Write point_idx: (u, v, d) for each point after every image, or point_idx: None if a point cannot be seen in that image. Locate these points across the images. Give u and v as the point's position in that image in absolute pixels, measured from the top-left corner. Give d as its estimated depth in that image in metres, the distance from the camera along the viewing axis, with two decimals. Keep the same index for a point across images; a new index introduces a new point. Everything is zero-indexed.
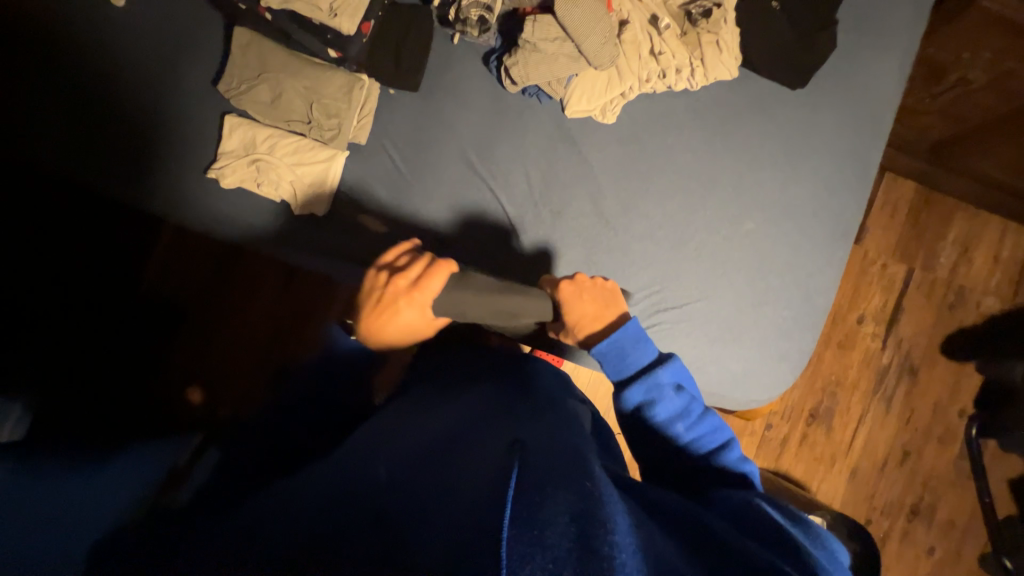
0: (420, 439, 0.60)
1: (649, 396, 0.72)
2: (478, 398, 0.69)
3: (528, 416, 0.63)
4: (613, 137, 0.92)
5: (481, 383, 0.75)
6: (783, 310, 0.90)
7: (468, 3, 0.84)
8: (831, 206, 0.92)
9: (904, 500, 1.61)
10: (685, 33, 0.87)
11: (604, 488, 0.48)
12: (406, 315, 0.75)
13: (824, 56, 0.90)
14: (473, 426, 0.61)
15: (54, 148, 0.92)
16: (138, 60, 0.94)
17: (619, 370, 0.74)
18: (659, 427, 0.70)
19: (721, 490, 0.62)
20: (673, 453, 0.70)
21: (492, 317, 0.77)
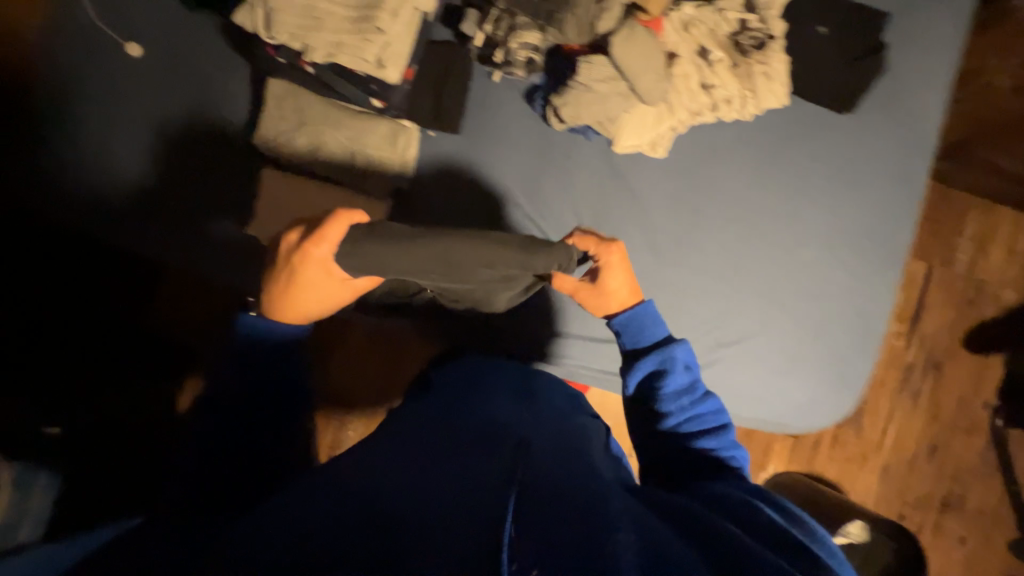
0: (438, 438, 0.59)
1: (661, 367, 0.71)
2: (474, 406, 0.66)
3: (529, 422, 0.63)
4: (663, 170, 0.91)
5: (480, 391, 0.71)
6: (844, 338, 0.89)
7: (517, 46, 0.82)
8: (883, 230, 0.91)
9: (935, 493, 1.64)
10: (735, 65, 0.85)
11: (607, 500, 0.49)
12: (311, 274, 0.63)
13: (872, 78, 0.89)
14: (483, 436, 0.58)
15: (90, 212, 0.89)
16: (169, 116, 0.91)
17: (636, 341, 0.74)
18: (665, 402, 0.69)
19: (715, 484, 0.58)
20: (673, 434, 0.68)
21: (432, 269, 0.64)
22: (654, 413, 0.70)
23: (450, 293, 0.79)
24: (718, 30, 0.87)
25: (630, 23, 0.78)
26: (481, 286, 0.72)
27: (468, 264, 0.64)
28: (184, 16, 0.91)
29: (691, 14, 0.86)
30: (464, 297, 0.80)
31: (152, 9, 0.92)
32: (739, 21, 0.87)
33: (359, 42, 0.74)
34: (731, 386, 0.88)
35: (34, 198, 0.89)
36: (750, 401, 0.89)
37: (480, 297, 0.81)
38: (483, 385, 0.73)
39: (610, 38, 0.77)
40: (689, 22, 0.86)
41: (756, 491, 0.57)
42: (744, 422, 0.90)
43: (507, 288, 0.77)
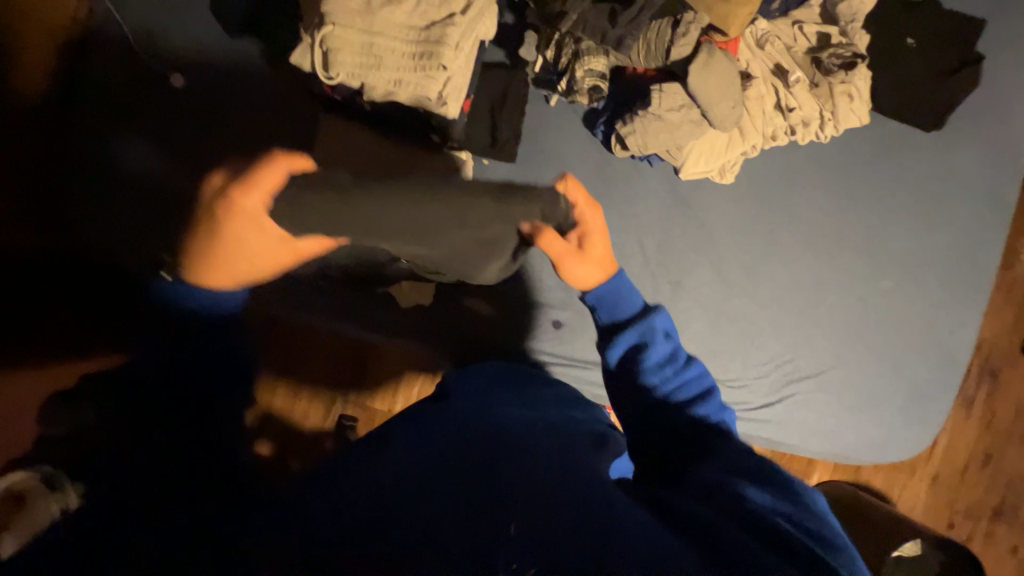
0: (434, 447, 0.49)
1: (642, 339, 0.65)
2: (465, 414, 0.58)
3: (506, 412, 0.58)
4: (731, 197, 0.86)
5: (487, 401, 0.63)
6: (923, 370, 0.86)
7: (582, 73, 0.77)
8: (968, 255, 0.86)
9: (988, 504, 1.56)
10: (816, 84, 0.79)
11: (581, 482, 0.44)
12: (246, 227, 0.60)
13: (964, 92, 0.82)
14: (467, 441, 0.50)
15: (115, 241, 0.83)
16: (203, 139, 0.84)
17: (613, 314, 0.67)
18: (647, 375, 0.62)
19: (705, 470, 0.50)
20: (656, 411, 0.59)
21: (384, 222, 0.56)
22: (634, 386, 0.62)
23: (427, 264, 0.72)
24: (795, 47, 0.81)
25: (705, 48, 0.73)
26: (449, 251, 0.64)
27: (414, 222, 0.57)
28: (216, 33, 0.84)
29: (766, 29, 0.80)
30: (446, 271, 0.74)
31: (178, 22, 0.84)
32: (820, 35, 0.80)
33: (421, 79, 0.70)
34: (803, 421, 0.85)
35: (65, 227, 0.83)
36: (822, 436, 0.86)
37: (462, 272, 0.74)
38: (482, 390, 0.67)
39: (686, 66, 0.73)
40: (766, 38, 0.80)
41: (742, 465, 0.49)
42: (815, 456, 0.88)
43: (487, 257, 0.70)
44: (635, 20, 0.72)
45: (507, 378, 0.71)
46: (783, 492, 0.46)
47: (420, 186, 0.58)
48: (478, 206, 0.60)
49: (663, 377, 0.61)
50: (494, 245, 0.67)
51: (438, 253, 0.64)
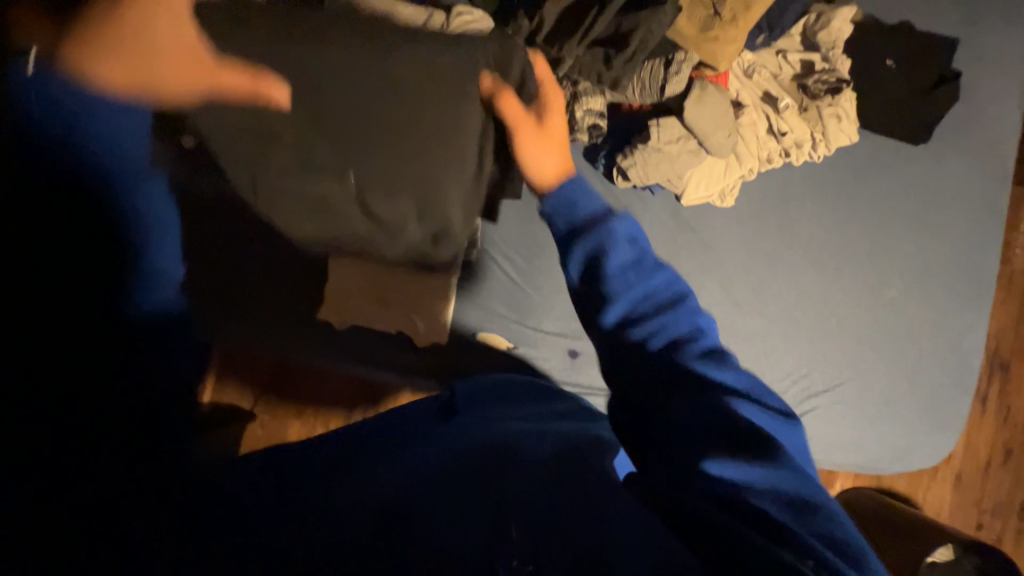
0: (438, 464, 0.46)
1: (600, 245, 0.55)
2: (473, 429, 0.53)
3: (508, 423, 0.55)
4: (733, 218, 0.89)
5: (511, 418, 0.56)
6: (938, 376, 0.87)
7: (581, 112, 0.79)
8: (968, 260, 0.88)
9: (1014, 499, 1.55)
10: (805, 109, 0.83)
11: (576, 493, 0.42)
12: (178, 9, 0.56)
13: (946, 107, 0.86)
14: (466, 456, 0.46)
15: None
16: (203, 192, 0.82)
17: (570, 221, 0.58)
18: (610, 282, 0.54)
19: (685, 415, 0.47)
20: (618, 329, 0.53)
21: (329, 61, 0.61)
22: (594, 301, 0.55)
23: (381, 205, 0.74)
24: (781, 74, 0.85)
25: (697, 83, 0.78)
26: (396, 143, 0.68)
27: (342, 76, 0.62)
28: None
29: (752, 60, 0.84)
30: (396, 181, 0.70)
31: None
32: (803, 63, 0.85)
33: None
34: (824, 434, 0.86)
35: None
36: (846, 448, 0.87)
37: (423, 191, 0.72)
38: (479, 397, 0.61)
39: (682, 101, 0.77)
40: (752, 67, 0.84)
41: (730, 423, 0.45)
42: (839, 468, 0.88)
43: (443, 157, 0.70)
44: (630, 63, 0.75)
45: (520, 397, 0.64)
46: (764, 450, 0.44)
47: (391, 43, 0.62)
48: (424, 55, 0.63)
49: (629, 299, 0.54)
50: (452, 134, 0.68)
51: (384, 97, 0.65)
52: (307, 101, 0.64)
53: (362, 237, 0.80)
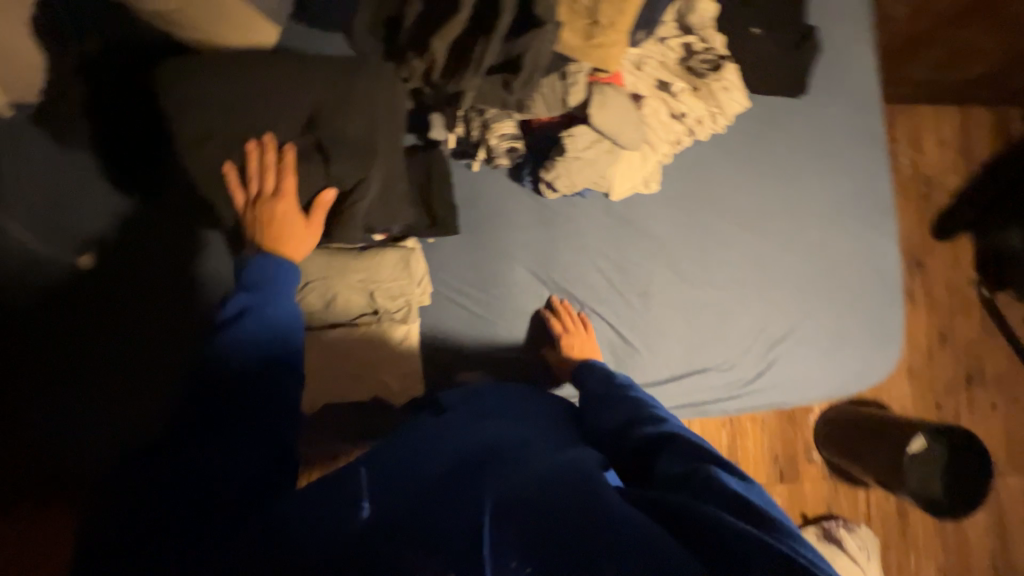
0: (452, 471, 0.53)
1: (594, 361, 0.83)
2: (474, 433, 0.61)
3: (491, 422, 0.65)
4: (663, 201, 0.93)
5: (504, 420, 0.66)
6: (874, 297, 0.95)
7: (497, 139, 0.83)
8: (868, 188, 0.98)
9: (959, 373, 1.80)
10: (696, 88, 0.89)
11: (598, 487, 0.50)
12: (292, 184, 0.67)
13: (812, 60, 0.95)
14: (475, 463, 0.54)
15: (97, 436, 0.80)
16: (140, 309, 0.82)
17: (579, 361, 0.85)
18: (610, 377, 0.79)
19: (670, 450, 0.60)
20: (617, 420, 0.69)
21: (274, 71, 0.68)
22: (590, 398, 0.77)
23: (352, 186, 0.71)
24: (667, 61, 0.90)
25: (595, 88, 0.80)
26: (349, 113, 0.70)
27: (283, 76, 0.68)
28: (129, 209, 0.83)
29: (638, 53, 0.89)
30: (331, 174, 0.69)
31: (66, 204, 0.80)
32: (683, 46, 0.90)
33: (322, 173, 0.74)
34: (791, 375, 0.93)
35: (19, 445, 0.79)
36: (814, 382, 0.94)
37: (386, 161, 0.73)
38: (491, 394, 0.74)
39: (586, 108, 0.79)
40: (639, 61, 0.89)
41: (706, 454, 0.57)
42: (814, 401, 0.95)
43: (380, 117, 0.71)
44: (529, 83, 0.76)
45: (495, 393, 0.75)
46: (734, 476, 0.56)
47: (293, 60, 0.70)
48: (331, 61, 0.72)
49: (618, 387, 0.75)
50: (380, 111, 0.71)
51: (317, 84, 0.69)
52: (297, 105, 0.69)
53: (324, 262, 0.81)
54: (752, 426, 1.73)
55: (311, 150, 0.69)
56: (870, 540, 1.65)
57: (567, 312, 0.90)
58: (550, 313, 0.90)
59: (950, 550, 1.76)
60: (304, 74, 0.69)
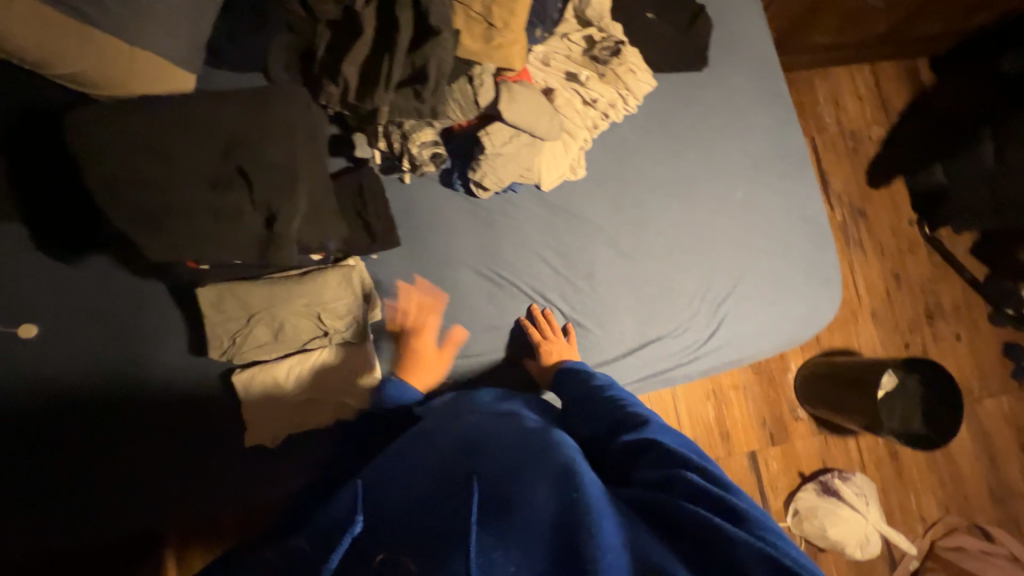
0: (436, 479, 0.59)
1: (577, 366, 0.85)
2: (458, 434, 0.68)
3: (468, 421, 0.72)
4: (592, 184, 0.97)
5: (479, 416, 0.73)
6: (807, 243, 1.00)
7: (417, 147, 0.85)
8: (783, 144, 1.03)
9: (920, 310, 1.87)
10: (602, 74, 0.94)
11: (581, 478, 0.54)
12: (434, 321, 0.90)
13: (707, 34, 1.01)
14: (454, 463, 0.61)
15: (64, 502, 0.80)
16: (88, 368, 0.82)
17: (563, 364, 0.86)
18: (594, 378, 0.81)
19: (649, 447, 0.62)
20: (595, 429, 0.72)
21: (183, 109, 0.68)
22: (569, 410, 0.79)
23: (281, 215, 0.69)
24: (573, 53, 0.95)
25: (503, 87, 0.83)
26: (268, 142, 0.69)
27: (193, 113, 0.68)
28: (64, 272, 0.83)
29: (544, 50, 0.94)
30: (258, 201, 0.68)
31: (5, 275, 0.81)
32: (585, 38, 0.95)
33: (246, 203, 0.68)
34: (741, 330, 0.96)
35: None
36: (764, 333, 0.97)
37: (312, 187, 0.75)
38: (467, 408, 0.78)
39: (497, 107, 0.82)
40: (546, 56, 0.93)
41: (678, 453, 0.60)
42: (768, 352, 0.99)
43: (301, 144, 0.73)
44: (438, 90, 0.79)
45: (476, 398, 0.82)
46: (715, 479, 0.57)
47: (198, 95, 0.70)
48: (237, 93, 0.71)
49: (592, 395, 0.78)
50: (299, 134, 0.72)
51: (231, 119, 0.69)
52: (213, 140, 0.68)
53: (269, 292, 0.82)
54: (736, 393, 1.76)
55: (233, 179, 0.67)
56: (866, 486, 1.67)
57: (545, 322, 0.91)
58: (525, 322, 0.92)
59: (946, 485, 1.79)
60: (213, 110, 0.69)
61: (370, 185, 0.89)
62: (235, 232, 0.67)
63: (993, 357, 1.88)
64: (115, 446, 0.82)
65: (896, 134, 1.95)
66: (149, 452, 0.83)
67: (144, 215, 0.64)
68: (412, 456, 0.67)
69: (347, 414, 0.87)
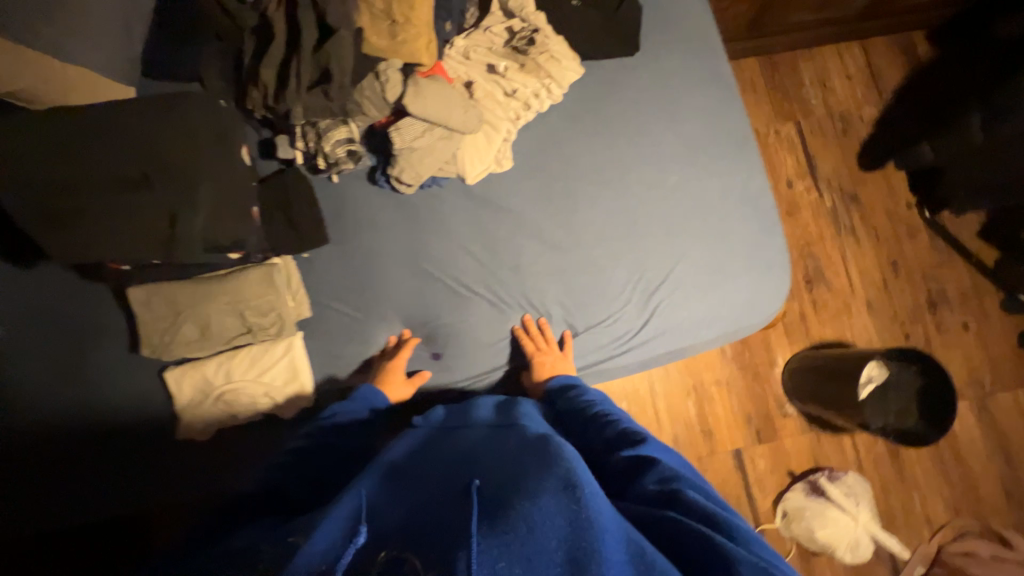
0: (436, 486, 0.56)
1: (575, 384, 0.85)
2: (461, 446, 0.66)
3: (470, 435, 0.69)
4: (519, 176, 0.96)
5: (481, 430, 0.71)
6: (748, 228, 0.95)
7: (332, 146, 0.86)
8: (721, 126, 0.99)
9: (921, 299, 1.76)
10: (523, 64, 0.93)
11: (586, 489, 0.51)
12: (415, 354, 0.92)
13: (636, 17, 0.99)
14: (461, 470, 0.57)
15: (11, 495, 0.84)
16: (32, 368, 0.87)
17: (561, 382, 0.85)
18: (593, 396, 0.81)
19: (654, 466, 0.62)
20: (585, 446, 0.72)
21: (96, 117, 0.71)
22: (561, 429, 0.79)
23: (187, 216, 0.73)
24: (494, 46, 0.95)
25: (412, 81, 0.83)
26: (176, 146, 0.73)
27: (98, 121, 0.71)
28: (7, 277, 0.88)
29: (465, 44, 0.94)
30: (161, 203, 0.72)
31: None
32: (507, 30, 0.95)
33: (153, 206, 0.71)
34: (677, 320, 0.92)
35: None
36: (704, 322, 0.92)
37: (220, 185, 0.77)
38: (464, 420, 0.77)
39: (403, 102, 0.82)
40: (467, 50, 0.94)
41: (677, 473, 0.60)
42: (714, 343, 0.94)
43: (203, 143, 0.76)
44: (344, 88, 0.80)
45: (473, 409, 0.80)
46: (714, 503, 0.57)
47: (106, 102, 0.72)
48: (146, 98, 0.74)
49: (582, 412, 0.78)
50: (202, 134, 0.76)
51: (144, 126, 0.72)
52: (130, 146, 0.71)
53: (194, 292, 0.85)
54: (718, 389, 1.69)
55: (139, 182, 0.71)
56: (858, 486, 1.58)
57: (538, 333, 0.91)
58: (523, 331, 0.92)
59: (956, 486, 1.65)
60: (110, 119, 0.71)
61: (297, 185, 0.92)
62: (143, 234, 0.72)
63: (1006, 346, 1.74)
64: (57, 442, 0.86)
65: (890, 113, 1.84)
66: (89, 448, 0.87)
67: (53, 221, 0.69)
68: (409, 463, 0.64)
69: (275, 411, 0.88)
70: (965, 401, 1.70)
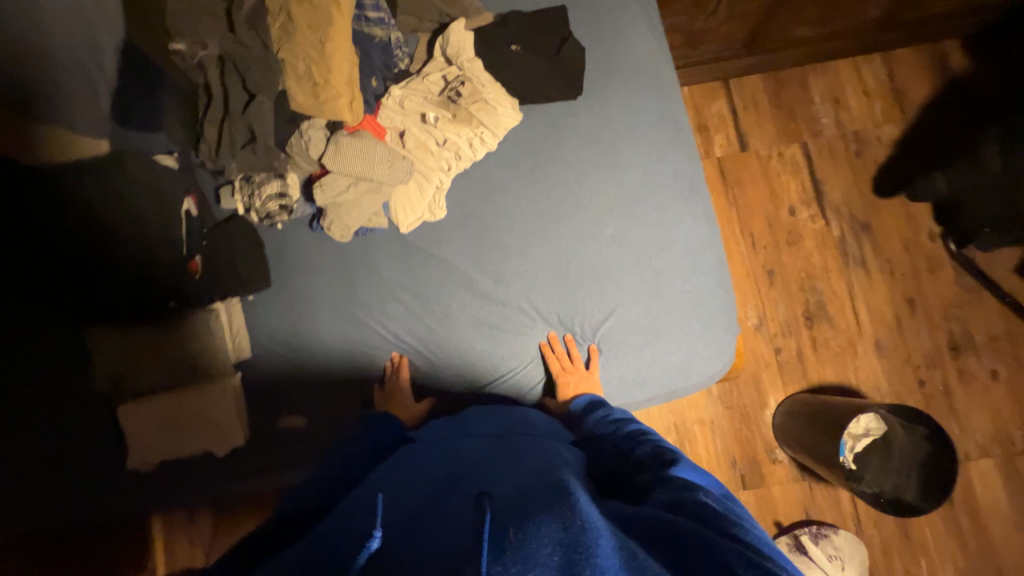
0: (423, 497, 0.54)
1: (594, 404, 0.83)
2: (454, 461, 0.63)
3: (462, 450, 0.67)
4: (451, 225, 0.95)
5: (473, 446, 0.68)
6: (686, 284, 0.91)
7: (264, 199, 0.91)
8: (668, 173, 0.95)
9: (940, 342, 1.58)
10: (455, 114, 0.93)
11: (578, 500, 0.48)
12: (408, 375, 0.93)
13: (579, 61, 0.96)
14: (450, 487, 0.55)
15: None
16: None
17: (583, 402, 0.84)
18: (616, 416, 0.79)
19: (670, 479, 0.58)
20: (616, 463, 0.69)
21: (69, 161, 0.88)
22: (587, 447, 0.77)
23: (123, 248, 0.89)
24: (430, 95, 0.95)
25: (333, 139, 0.88)
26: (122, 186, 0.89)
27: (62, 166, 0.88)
28: None
29: (402, 93, 0.95)
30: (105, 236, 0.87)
31: None
32: (442, 78, 0.95)
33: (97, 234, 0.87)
34: (606, 378, 0.91)
35: None
36: (634, 382, 0.91)
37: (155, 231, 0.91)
38: (467, 429, 0.75)
39: (323, 160, 0.88)
40: (403, 98, 0.94)
41: (694, 484, 0.56)
42: (644, 403, 0.93)
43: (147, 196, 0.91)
44: (269, 150, 0.87)
45: (461, 423, 0.79)
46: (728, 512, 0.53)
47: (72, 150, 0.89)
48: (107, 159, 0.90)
49: (609, 434, 0.75)
50: (141, 192, 0.91)
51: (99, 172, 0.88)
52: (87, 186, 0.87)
53: (140, 333, 0.91)
54: (701, 429, 1.58)
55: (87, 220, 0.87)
56: (849, 548, 1.43)
57: (564, 352, 0.91)
58: (551, 349, 0.92)
59: (972, 555, 1.47)
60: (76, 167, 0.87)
61: (237, 229, 0.97)
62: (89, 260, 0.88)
63: None
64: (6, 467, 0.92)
65: (912, 133, 1.67)
66: None
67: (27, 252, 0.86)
68: (393, 474, 0.63)
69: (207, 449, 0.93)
70: (989, 459, 1.51)
